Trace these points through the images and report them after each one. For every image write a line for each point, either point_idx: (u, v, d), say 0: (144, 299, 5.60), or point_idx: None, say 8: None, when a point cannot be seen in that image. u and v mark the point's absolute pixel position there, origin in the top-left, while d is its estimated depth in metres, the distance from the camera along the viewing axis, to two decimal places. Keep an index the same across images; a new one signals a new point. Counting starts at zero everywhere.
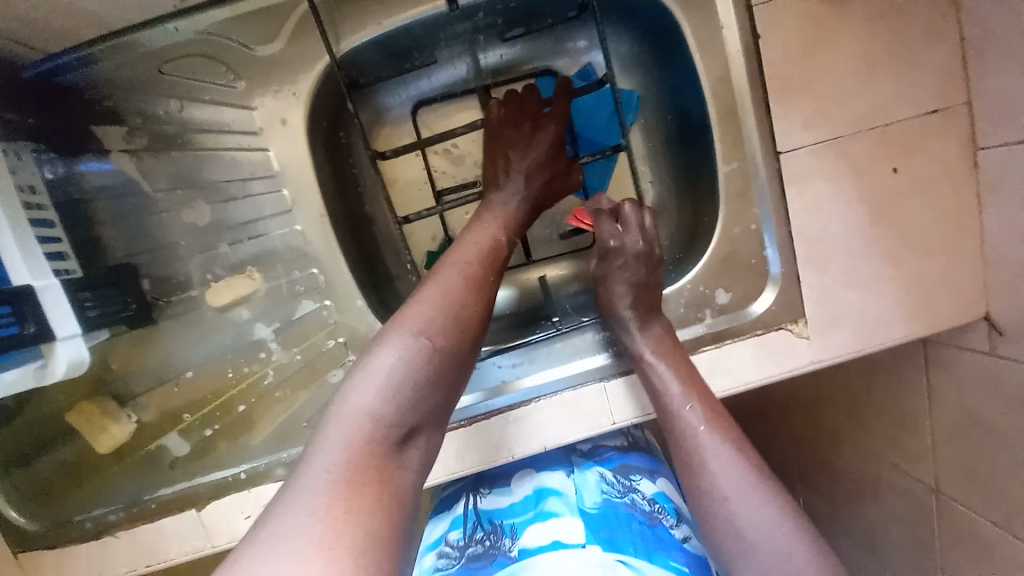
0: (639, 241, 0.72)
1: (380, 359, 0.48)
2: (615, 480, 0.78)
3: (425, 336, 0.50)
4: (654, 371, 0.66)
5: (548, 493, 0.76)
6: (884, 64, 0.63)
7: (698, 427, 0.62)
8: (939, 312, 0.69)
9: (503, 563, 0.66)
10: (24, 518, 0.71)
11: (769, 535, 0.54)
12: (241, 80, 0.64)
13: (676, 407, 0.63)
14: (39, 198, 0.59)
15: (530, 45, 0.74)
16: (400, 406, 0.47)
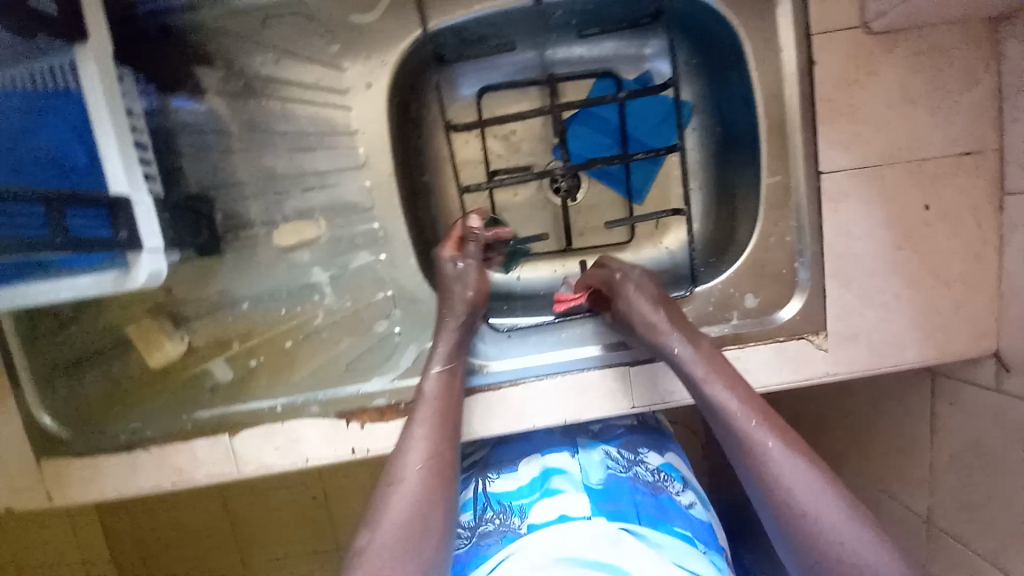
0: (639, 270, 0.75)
1: (417, 422, 0.61)
2: (620, 456, 0.81)
3: (446, 395, 0.63)
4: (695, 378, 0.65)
5: (553, 472, 0.77)
6: (925, 104, 0.69)
7: (763, 439, 0.59)
8: (952, 341, 0.74)
9: (511, 539, 0.68)
10: (57, 426, 0.74)
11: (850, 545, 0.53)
12: (335, 42, 0.68)
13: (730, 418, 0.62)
14: (137, 122, 0.63)
15: (597, 46, 0.80)
16: (436, 458, 0.59)
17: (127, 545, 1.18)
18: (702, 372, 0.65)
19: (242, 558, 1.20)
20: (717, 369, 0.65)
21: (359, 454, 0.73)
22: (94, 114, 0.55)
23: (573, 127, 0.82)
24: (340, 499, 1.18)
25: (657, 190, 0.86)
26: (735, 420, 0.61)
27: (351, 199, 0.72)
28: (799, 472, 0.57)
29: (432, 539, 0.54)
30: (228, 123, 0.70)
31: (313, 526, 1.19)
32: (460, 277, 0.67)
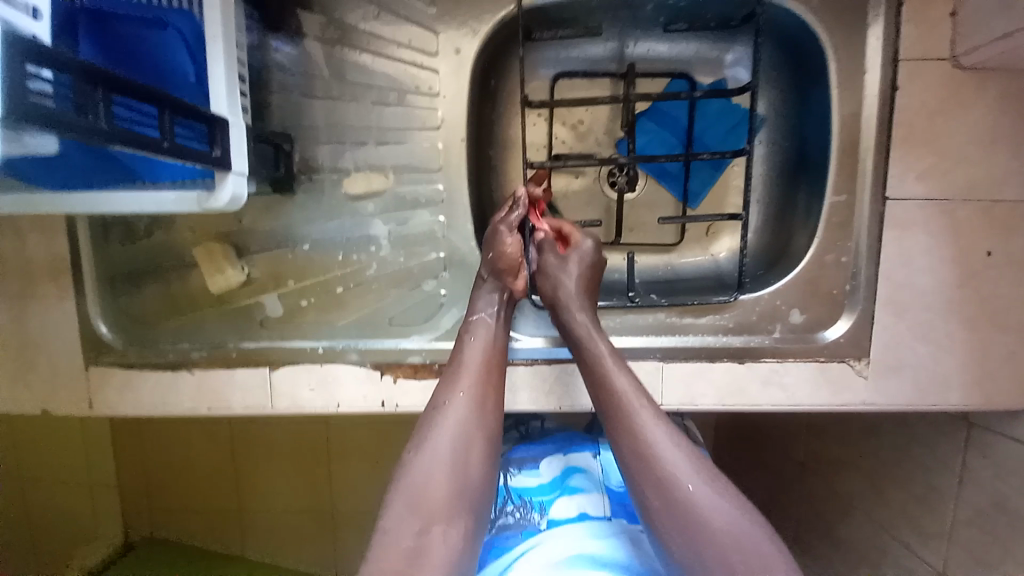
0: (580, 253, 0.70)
1: (462, 354, 0.63)
2: None
3: (492, 335, 0.65)
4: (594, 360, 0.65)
5: (572, 470, 0.77)
6: (1008, 147, 0.68)
7: (654, 426, 0.60)
8: (999, 391, 0.73)
9: (532, 533, 0.67)
10: (110, 332, 0.77)
11: (734, 532, 0.53)
12: (434, 7, 0.70)
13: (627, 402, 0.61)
14: (243, 56, 0.66)
15: (678, 45, 0.81)
16: (482, 391, 0.61)
17: (135, 469, 1.22)
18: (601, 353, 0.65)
19: (240, 502, 1.22)
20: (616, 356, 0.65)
21: (388, 406, 0.75)
22: (208, 32, 0.58)
23: (642, 121, 0.84)
24: (343, 462, 1.20)
25: (713, 197, 0.87)
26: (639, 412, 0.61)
27: (420, 158, 0.74)
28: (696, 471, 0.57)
29: (476, 465, 0.57)
30: (318, 69, 0.73)
31: (314, 484, 1.21)
32: (492, 240, 0.68)
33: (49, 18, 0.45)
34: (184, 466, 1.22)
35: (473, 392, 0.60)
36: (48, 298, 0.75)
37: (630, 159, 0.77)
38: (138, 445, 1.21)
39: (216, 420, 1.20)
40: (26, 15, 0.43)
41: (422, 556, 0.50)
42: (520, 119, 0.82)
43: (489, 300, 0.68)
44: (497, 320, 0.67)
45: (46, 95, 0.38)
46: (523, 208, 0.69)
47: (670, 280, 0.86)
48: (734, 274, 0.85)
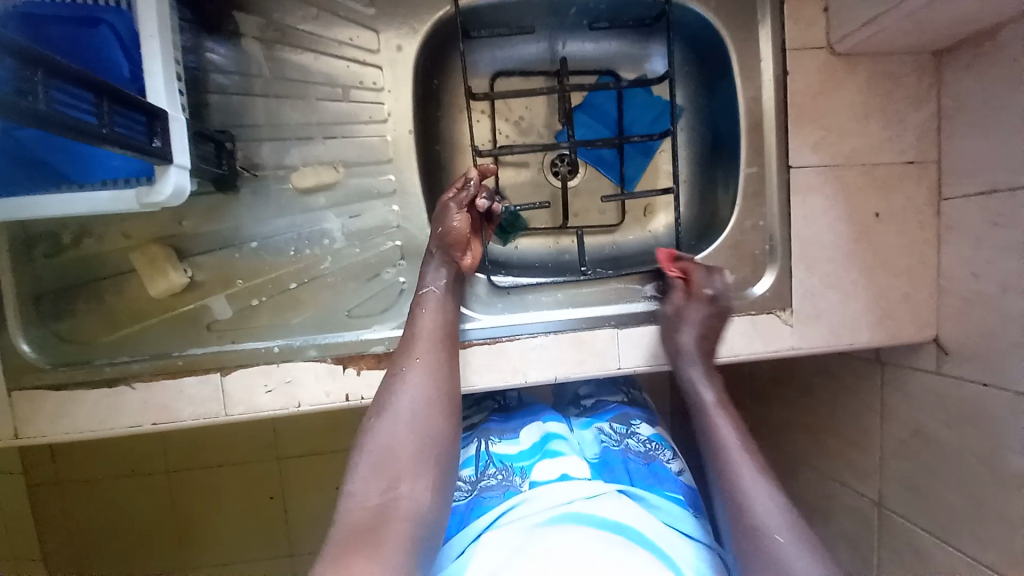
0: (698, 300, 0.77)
1: (416, 325, 0.65)
2: (613, 431, 0.85)
3: (442, 304, 0.68)
4: (706, 416, 0.73)
5: (552, 436, 0.79)
6: (880, 118, 0.81)
7: (740, 468, 0.66)
8: (900, 328, 0.84)
9: (513, 494, 0.69)
10: (35, 352, 0.72)
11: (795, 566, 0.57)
12: (373, 6, 0.73)
13: (722, 449, 0.68)
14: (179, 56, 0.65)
15: (601, 44, 0.89)
16: (437, 353, 0.63)
17: (55, 533, 1.10)
18: (711, 403, 0.73)
19: (184, 551, 1.13)
20: (723, 399, 0.74)
21: (353, 400, 0.75)
22: (144, 29, 0.57)
23: (577, 114, 0.91)
24: (301, 489, 1.14)
25: (646, 180, 0.95)
26: (730, 455, 0.67)
27: (370, 150, 0.75)
28: (772, 509, 0.62)
29: (438, 420, 0.58)
30: (258, 68, 0.73)
31: (266, 521, 1.14)
32: (440, 215, 0.72)
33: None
34: (123, 485, 1.10)
35: (430, 358, 0.62)
36: None
37: (569, 146, 0.83)
38: (60, 504, 1.09)
39: (149, 465, 1.10)
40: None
41: (390, 511, 0.51)
42: (464, 115, 0.86)
43: (438, 274, 0.70)
44: (446, 293, 0.69)
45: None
46: (474, 185, 0.73)
47: (617, 258, 0.93)
48: (671, 247, 0.92)
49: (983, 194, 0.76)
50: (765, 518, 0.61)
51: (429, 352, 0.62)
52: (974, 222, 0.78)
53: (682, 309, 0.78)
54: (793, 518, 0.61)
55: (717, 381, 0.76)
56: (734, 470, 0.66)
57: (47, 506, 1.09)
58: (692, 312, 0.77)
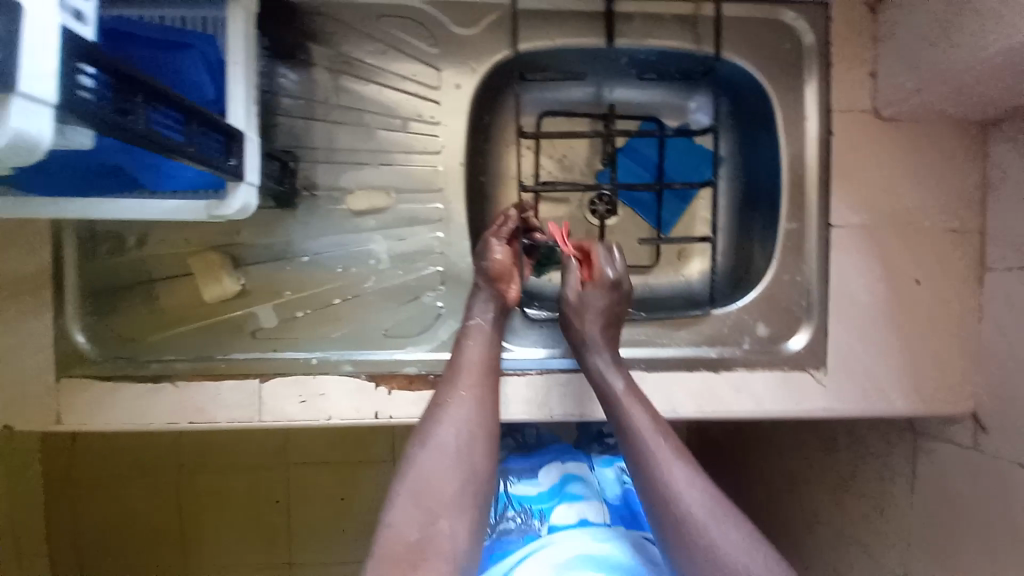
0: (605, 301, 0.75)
1: (462, 356, 0.66)
2: None
3: (488, 337, 0.69)
4: (622, 409, 0.68)
5: (571, 479, 0.79)
6: (923, 184, 0.81)
7: (669, 461, 0.64)
8: (934, 396, 0.82)
9: (532, 538, 0.69)
10: (87, 344, 0.75)
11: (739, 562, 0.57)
12: (438, 46, 0.77)
13: (646, 442, 0.65)
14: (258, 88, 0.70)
15: (648, 92, 0.92)
16: (481, 387, 0.64)
17: (64, 526, 1.11)
18: (619, 392, 0.69)
19: (185, 554, 1.14)
20: (631, 388, 0.70)
21: (381, 418, 0.77)
22: (231, 58, 0.62)
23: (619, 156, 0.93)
24: (306, 501, 1.15)
25: (682, 225, 0.96)
26: (657, 450, 0.64)
27: (421, 178, 0.79)
28: (708, 502, 0.61)
29: (479, 456, 0.59)
30: (323, 94, 0.77)
31: (268, 532, 1.15)
32: (483, 250, 0.74)
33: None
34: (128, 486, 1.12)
35: (473, 391, 0.63)
36: (16, 307, 0.73)
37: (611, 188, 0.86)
38: (71, 496, 1.11)
39: (162, 462, 1.13)
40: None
41: (429, 547, 0.52)
42: (511, 150, 0.90)
43: (485, 307, 0.72)
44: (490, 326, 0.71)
45: (87, 90, 0.40)
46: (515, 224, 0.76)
47: (648, 299, 0.93)
48: (705, 294, 0.93)
49: None
50: (698, 513, 0.60)
51: (474, 386, 0.63)
52: (1017, 296, 0.77)
53: (585, 298, 0.75)
54: (727, 506, 0.61)
55: (620, 368, 0.72)
56: (659, 466, 0.63)
57: (68, 507, 1.11)
58: (597, 299, 0.75)
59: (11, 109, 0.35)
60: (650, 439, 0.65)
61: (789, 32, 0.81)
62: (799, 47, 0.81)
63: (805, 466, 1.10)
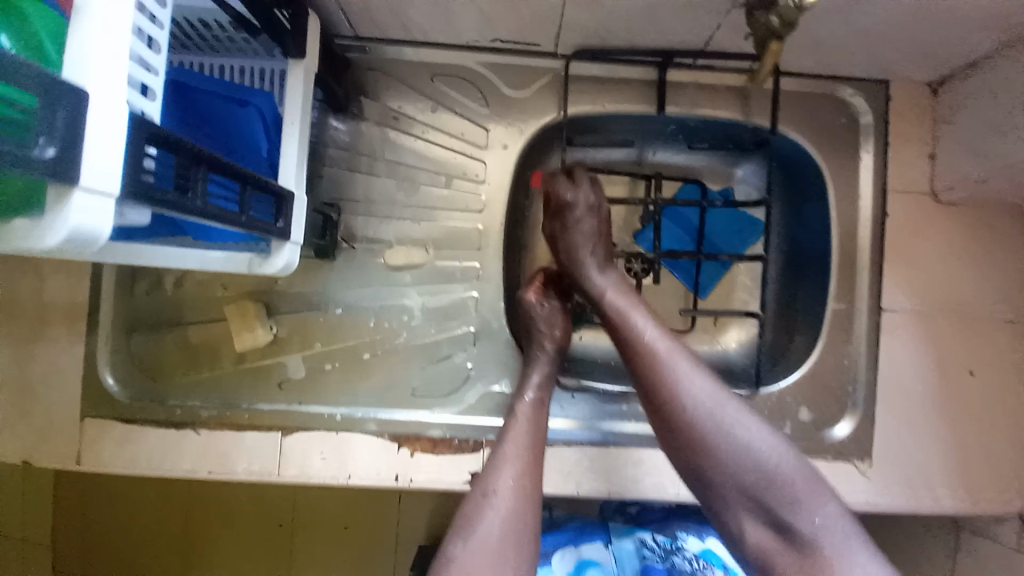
0: (590, 196, 0.75)
1: (507, 440, 0.64)
2: (656, 544, 0.79)
3: (537, 420, 0.67)
4: (614, 306, 0.69)
5: (586, 566, 0.76)
6: (982, 272, 0.78)
7: (660, 348, 0.64)
8: (987, 497, 0.77)
9: None
10: (116, 386, 0.75)
11: (738, 441, 0.58)
12: (488, 106, 0.77)
13: (639, 336, 0.65)
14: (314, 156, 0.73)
15: (694, 158, 0.90)
16: (529, 477, 0.62)
17: (70, 554, 1.04)
18: (611, 291, 0.71)
19: None
20: (619, 285, 0.72)
21: (401, 481, 0.74)
22: (288, 117, 0.62)
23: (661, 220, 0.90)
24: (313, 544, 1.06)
25: (721, 291, 0.93)
26: (647, 343, 0.65)
27: (460, 235, 0.78)
28: (703, 386, 0.61)
29: (523, 554, 0.57)
30: (370, 147, 0.77)
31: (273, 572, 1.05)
32: (549, 316, 0.75)
33: (165, 53, 0.43)
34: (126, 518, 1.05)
35: (522, 482, 0.61)
36: (57, 341, 0.74)
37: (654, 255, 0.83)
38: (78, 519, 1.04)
39: (175, 483, 1.06)
40: (142, 66, 0.40)
41: None
42: (551, 205, 0.87)
43: (544, 382, 0.71)
44: (543, 408, 0.69)
45: (150, 172, 0.39)
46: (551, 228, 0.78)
47: None
48: (742, 366, 0.90)
49: None
50: (710, 414, 0.60)
51: (524, 478, 0.61)
52: None
53: (571, 223, 0.75)
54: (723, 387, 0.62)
55: (612, 272, 0.73)
56: (671, 380, 0.62)
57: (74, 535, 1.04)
58: (587, 222, 0.74)
59: (72, 201, 0.33)
60: (656, 348, 0.64)
61: (845, 109, 0.80)
62: (855, 125, 0.80)
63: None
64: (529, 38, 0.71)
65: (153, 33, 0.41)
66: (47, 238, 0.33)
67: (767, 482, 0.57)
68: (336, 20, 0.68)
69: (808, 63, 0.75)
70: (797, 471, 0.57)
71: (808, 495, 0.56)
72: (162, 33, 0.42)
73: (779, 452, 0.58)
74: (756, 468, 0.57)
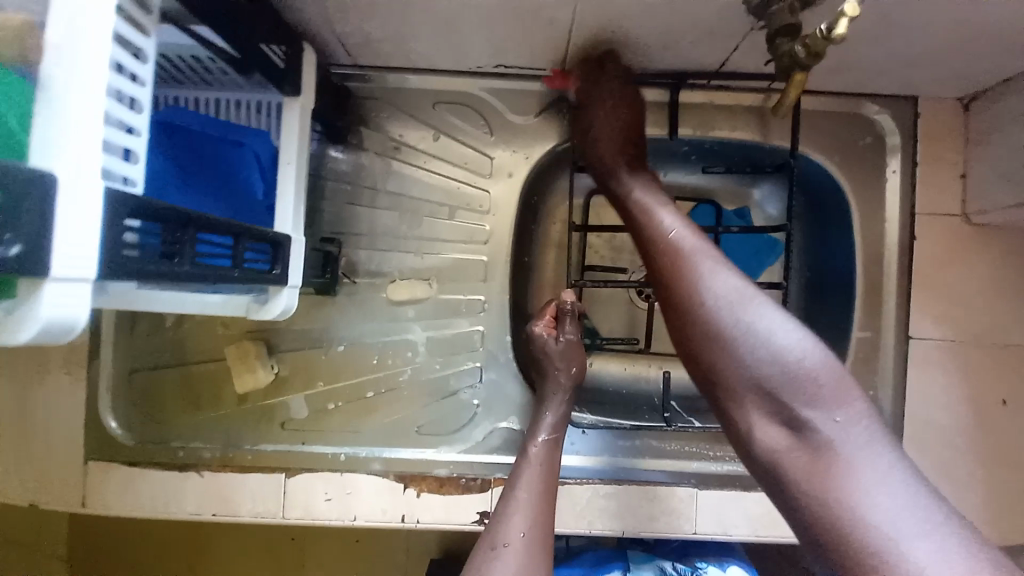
0: (616, 95, 0.67)
1: (519, 485, 0.62)
2: (677, 573, 0.76)
3: (550, 464, 0.65)
4: (640, 205, 0.64)
5: None
6: (1019, 298, 0.73)
7: (686, 247, 0.58)
8: (1020, 533, 0.74)
9: None
10: (119, 429, 0.74)
11: (765, 343, 0.52)
12: (492, 134, 0.74)
13: (664, 232, 0.60)
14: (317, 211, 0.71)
15: (708, 178, 0.86)
16: (541, 525, 0.58)
17: None
18: (638, 191, 0.65)
19: None
20: (650, 184, 0.66)
21: (408, 522, 0.72)
22: (285, 157, 0.60)
23: None
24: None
25: None
26: (672, 240, 0.59)
27: (465, 267, 0.76)
28: (731, 287, 0.55)
29: None
30: (371, 178, 0.75)
31: None
32: (565, 354, 0.70)
33: (148, 110, 0.41)
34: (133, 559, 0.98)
35: (535, 531, 0.57)
36: (57, 386, 0.73)
37: None
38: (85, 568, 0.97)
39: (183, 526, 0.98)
40: (122, 130, 0.39)
41: None
42: (558, 230, 0.84)
43: (558, 424, 0.68)
44: (556, 451, 0.66)
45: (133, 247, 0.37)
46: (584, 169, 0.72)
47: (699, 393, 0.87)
48: None
49: None
50: (723, 295, 0.55)
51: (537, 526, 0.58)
52: None
53: (593, 119, 0.69)
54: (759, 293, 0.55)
55: (643, 174, 0.67)
56: (693, 275, 0.56)
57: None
58: (614, 117, 0.68)
59: (45, 293, 0.31)
60: (672, 235, 0.59)
61: (869, 128, 0.76)
62: (880, 144, 0.76)
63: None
64: (534, 64, 0.68)
65: (133, 93, 0.39)
66: (19, 333, 0.31)
67: (781, 372, 0.51)
68: (334, 51, 0.66)
69: (829, 83, 0.71)
70: (830, 387, 0.50)
71: (827, 393, 0.49)
72: (145, 91, 0.41)
73: (810, 358, 0.51)
74: (781, 374, 0.51)
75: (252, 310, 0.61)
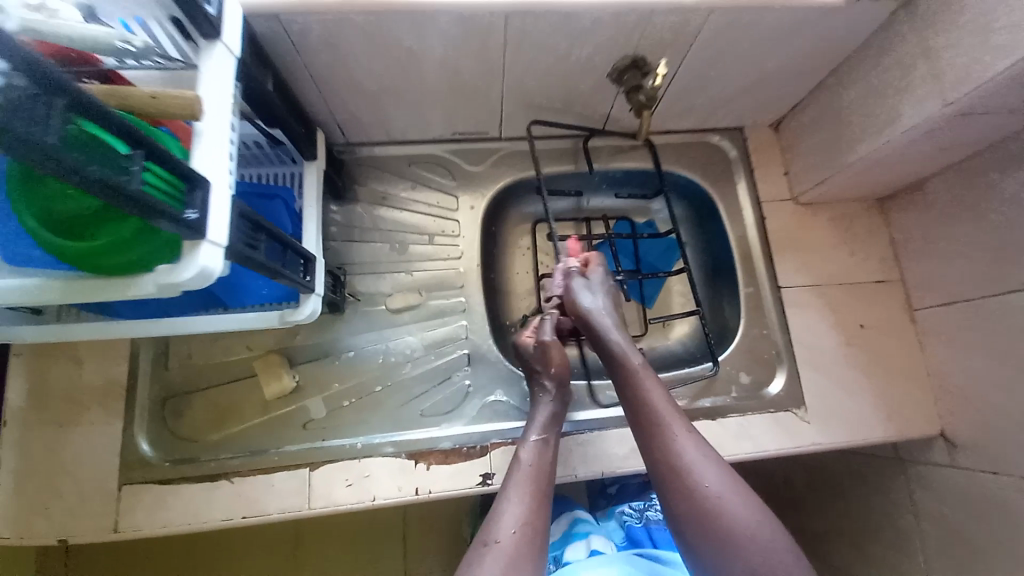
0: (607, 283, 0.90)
1: (512, 483, 0.70)
2: (634, 508, 0.95)
3: (543, 455, 0.74)
4: (636, 383, 0.77)
5: (578, 520, 0.91)
6: (848, 248, 1.02)
7: (675, 429, 0.71)
8: (909, 424, 0.94)
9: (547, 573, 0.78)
10: (150, 451, 0.84)
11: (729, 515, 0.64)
12: (454, 180, 1.00)
13: (655, 413, 0.74)
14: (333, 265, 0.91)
15: (619, 200, 1.15)
16: (533, 511, 0.67)
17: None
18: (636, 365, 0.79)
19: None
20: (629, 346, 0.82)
21: (421, 494, 0.83)
22: (306, 201, 0.83)
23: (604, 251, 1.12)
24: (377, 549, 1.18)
25: (663, 299, 1.14)
26: (663, 417, 0.73)
27: (445, 278, 0.97)
28: (709, 468, 0.68)
29: None
30: (365, 221, 0.98)
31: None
32: (540, 356, 0.85)
33: None
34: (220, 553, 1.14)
35: (525, 521, 0.65)
36: (94, 422, 0.83)
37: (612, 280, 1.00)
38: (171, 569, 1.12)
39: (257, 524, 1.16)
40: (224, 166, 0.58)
41: None
42: (514, 252, 1.09)
43: (547, 424, 0.78)
44: (549, 442, 0.76)
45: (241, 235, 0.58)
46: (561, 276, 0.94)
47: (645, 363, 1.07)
48: (692, 354, 1.07)
49: (946, 304, 0.93)
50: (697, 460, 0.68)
51: (530, 513, 0.66)
52: (948, 326, 0.93)
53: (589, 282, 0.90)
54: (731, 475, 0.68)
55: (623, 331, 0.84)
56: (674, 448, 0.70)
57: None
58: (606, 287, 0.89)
59: (201, 249, 0.49)
60: (661, 413, 0.73)
61: (717, 150, 1.09)
62: (727, 159, 1.08)
63: (841, 521, 1.15)
64: (479, 128, 0.97)
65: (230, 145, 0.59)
66: (184, 273, 0.50)
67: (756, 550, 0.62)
68: (335, 131, 0.92)
69: (682, 123, 1.05)
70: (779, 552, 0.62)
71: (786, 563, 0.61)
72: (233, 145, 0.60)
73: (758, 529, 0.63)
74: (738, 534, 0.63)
75: (285, 314, 0.79)
